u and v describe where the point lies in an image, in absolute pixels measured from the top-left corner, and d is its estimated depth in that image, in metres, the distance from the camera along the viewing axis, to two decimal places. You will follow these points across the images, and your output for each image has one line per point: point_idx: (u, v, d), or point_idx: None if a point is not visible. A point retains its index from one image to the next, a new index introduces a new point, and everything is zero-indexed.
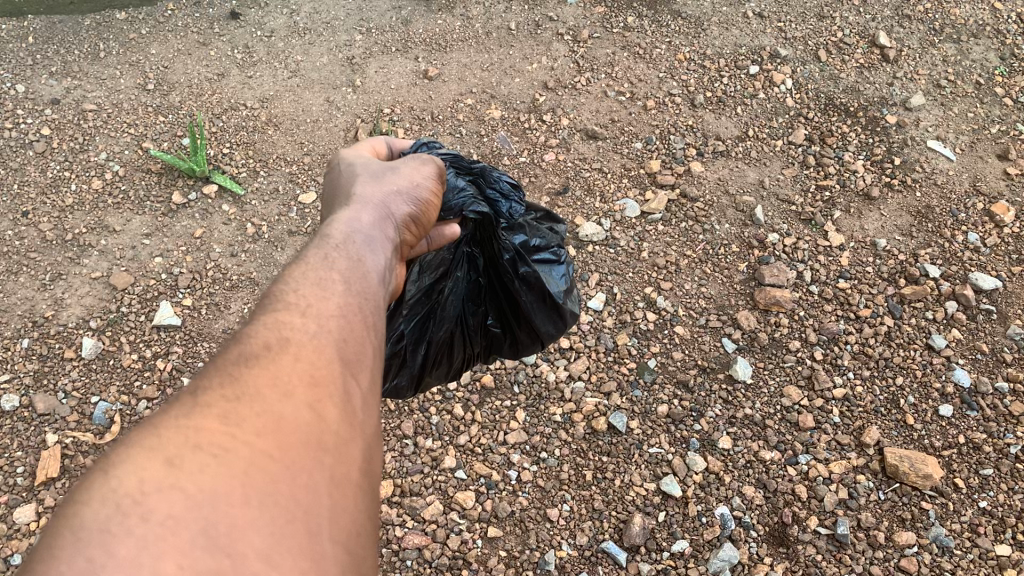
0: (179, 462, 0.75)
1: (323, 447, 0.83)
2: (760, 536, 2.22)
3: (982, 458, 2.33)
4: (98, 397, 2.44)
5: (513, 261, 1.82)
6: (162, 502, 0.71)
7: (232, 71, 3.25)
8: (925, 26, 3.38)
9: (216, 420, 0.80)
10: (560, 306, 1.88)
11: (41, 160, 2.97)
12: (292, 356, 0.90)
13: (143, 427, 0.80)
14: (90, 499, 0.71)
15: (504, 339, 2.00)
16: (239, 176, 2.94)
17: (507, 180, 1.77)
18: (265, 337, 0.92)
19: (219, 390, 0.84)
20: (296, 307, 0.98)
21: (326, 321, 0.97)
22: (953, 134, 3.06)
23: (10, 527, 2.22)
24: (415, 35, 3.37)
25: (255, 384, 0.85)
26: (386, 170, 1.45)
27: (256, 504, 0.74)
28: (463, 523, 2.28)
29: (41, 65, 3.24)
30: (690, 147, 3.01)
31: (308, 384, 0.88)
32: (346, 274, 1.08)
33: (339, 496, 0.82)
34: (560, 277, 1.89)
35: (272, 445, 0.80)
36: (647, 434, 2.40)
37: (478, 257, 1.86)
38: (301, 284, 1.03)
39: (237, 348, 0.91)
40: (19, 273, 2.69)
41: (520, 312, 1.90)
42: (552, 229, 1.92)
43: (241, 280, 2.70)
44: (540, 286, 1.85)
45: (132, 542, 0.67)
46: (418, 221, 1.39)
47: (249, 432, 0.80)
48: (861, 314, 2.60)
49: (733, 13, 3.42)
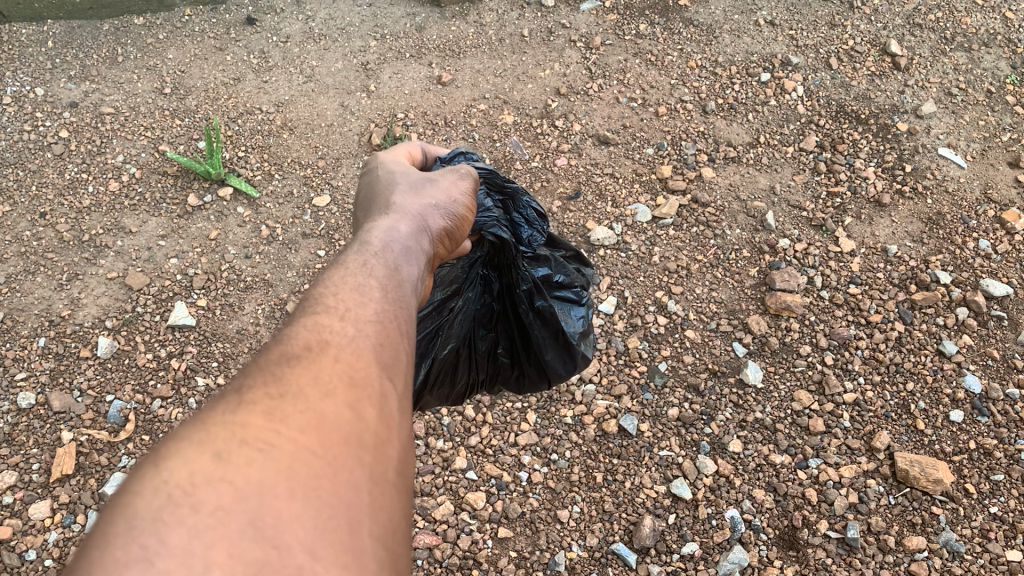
0: (226, 457, 0.75)
1: (364, 446, 0.84)
2: (771, 539, 2.22)
3: (994, 463, 2.33)
4: (113, 395, 2.46)
5: (529, 294, 1.82)
6: (211, 493, 0.71)
7: (248, 76, 3.28)
8: (937, 35, 3.39)
9: (261, 417, 0.80)
10: (574, 346, 1.88)
11: (59, 162, 3.00)
12: (332, 357, 0.91)
13: (191, 423, 0.80)
14: (140, 489, 0.71)
15: (511, 370, 2.00)
16: (254, 178, 2.97)
17: (535, 208, 1.79)
18: (307, 338, 0.93)
19: (263, 389, 0.84)
20: (335, 311, 1.00)
21: (364, 324, 0.99)
22: (964, 142, 3.07)
23: (26, 522, 2.23)
24: (429, 41, 3.41)
25: (298, 383, 0.85)
26: (423, 180, 1.50)
27: (301, 498, 0.74)
28: (474, 523, 2.29)
29: (60, 69, 3.28)
30: (701, 153, 3.03)
31: (349, 384, 0.88)
32: (382, 281, 1.10)
33: (380, 495, 0.82)
34: (578, 319, 1.89)
35: (317, 440, 0.80)
36: (658, 437, 2.41)
37: (493, 281, 1.86)
38: (339, 290, 1.05)
39: (278, 348, 0.92)
40: (37, 273, 2.72)
41: (532, 347, 1.90)
42: (580, 271, 1.96)
43: (256, 282, 2.72)
44: (554, 322, 1.84)
45: (184, 532, 0.67)
46: (452, 235, 1.45)
47: (293, 429, 0.80)
48: (872, 320, 2.61)
49: (745, 21, 3.44)
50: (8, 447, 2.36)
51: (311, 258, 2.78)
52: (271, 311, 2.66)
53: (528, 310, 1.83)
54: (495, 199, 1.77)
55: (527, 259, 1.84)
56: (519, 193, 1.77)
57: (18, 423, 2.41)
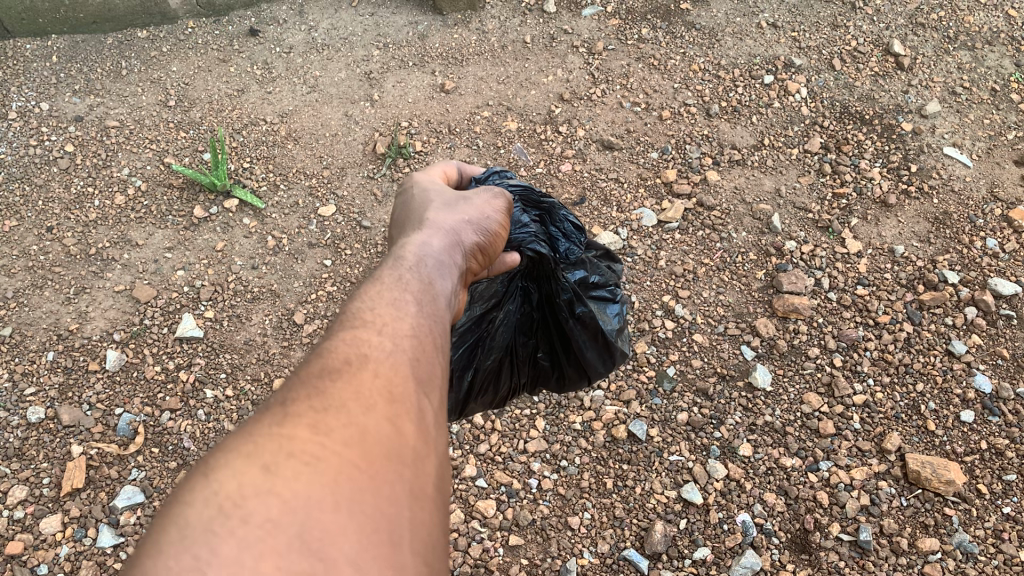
0: (275, 468, 0.75)
1: (403, 461, 0.83)
2: (782, 543, 2.21)
3: (1005, 463, 2.31)
4: (122, 408, 2.47)
5: (570, 302, 1.80)
6: (260, 505, 0.72)
7: (252, 87, 3.29)
8: (940, 35, 3.39)
9: (307, 429, 0.80)
10: (612, 345, 1.88)
11: (66, 176, 3.01)
12: (371, 371, 0.91)
13: (236, 436, 0.81)
14: (192, 499, 0.72)
15: (552, 373, 1.99)
16: (260, 189, 2.97)
17: (571, 221, 1.81)
18: (346, 352, 0.93)
19: (308, 401, 0.85)
20: (373, 325, 1.00)
21: (401, 339, 0.99)
22: (969, 140, 3.06)
23: (37, 537, 2.23)
24: (431, 49, 3.42)
25: (340, 397, 0.86)
26: (458, 199, 1.49)
27: (346, 512, 0.75)
28: (484, 531, 2.28)
29: (65, 84, 3.30)
30: (706, 156, 3.03)
31: (388, 399, 0.88)
32: (417, 297, 1.10)
33: (419, 511, 0.81)
34: (615, 316, 1.90)
35: (360, 455, 0.80)
36: (667, 442, 2.40)
37: (533, 292, 1.84)
38: (376, 303, 1.05)
39: (319, 361, 0.92)
40: (44, 287, 2.73)
41: (572, 350, 1.89)
42: (610, 268, 1.96)
43: (262, 292, 2.72)
44: (594, 326, 1.84)
45: (236, 543, 0.69)
46: (485, 251, 1.43)
47: (338, 442, 0.80)
48: (880, 320, 2.60)
49: (748, 24, 3.44)
50: (18, 462, 2.36)
51: (318, 268, 2.78)
52: (278, 321, 2.66)
53: (569, 318, 1.82)
54: (532, 213, 1.77)
55: (564, 266, 1.83)
56: (556, 207, 1.78)
57: (28, 437, 2.41)
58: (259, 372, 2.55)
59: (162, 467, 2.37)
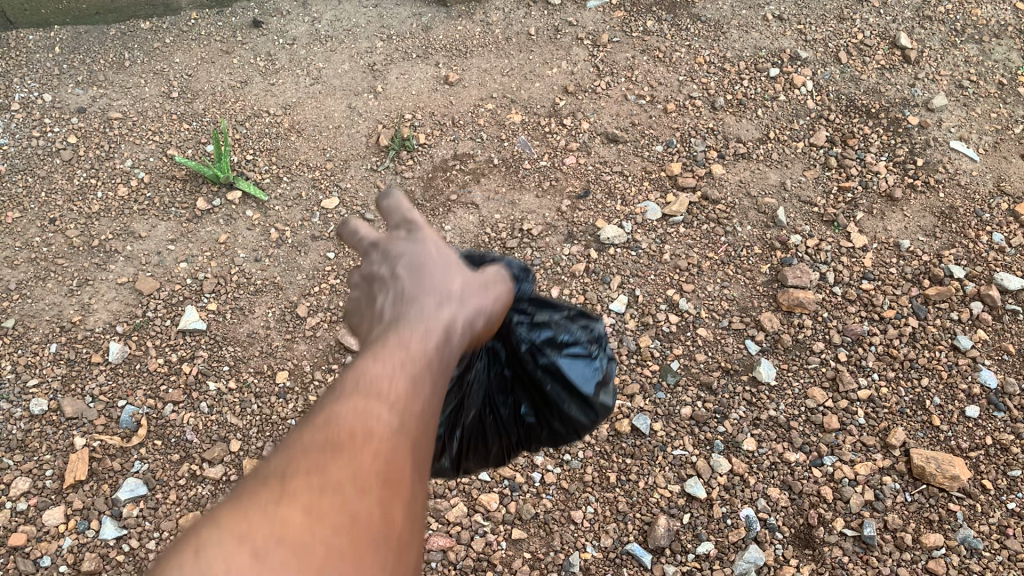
0: (262, 556, 0.77)
1: (390, 551, 0.84)
2: (786, 538, 2.21)
3: (1011, 459, 2.31)
4: (125, 400, 2.47)
5: (531, 353, 1.66)
6: None
7: (255, 79, 3.28)
8: (947, 27, 3.37)
9: (300, 515, 0.81)
10: (591, 399, 1.61)
11: (68, 168, 3.00)
12: (373, 444, 0.91)
13: (233, 510, 0.83)
14: None
15: (540, 432, 1.77)
16: (262, 181, 2.96)
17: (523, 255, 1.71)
18: (349, 421, 0.93)
19: (306, 479, 0.86)
20: (383, 381, 0.98)
21: (406, 404, 0.97)
22: (976, 134, 3.04)
23: (40, 528, 2.23)
24: (435, 40, 3.40)
25: (337, 477, 0.86)
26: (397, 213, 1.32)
27: None
28: (486, 525, 2.27)
29: (67, 75, 3.28)
30: (711, 150, 3.01)
31: (384, 481, 0.88)
32: (428, 340, 1.07)
33: None
34: (594, 371, 1.62)
35: (349, 543, 0.81)
36: (671, 436, 2.39)
37: (500, 349, 1.74)
38: (387, 353, 1.03)
39: (319, 432, 0.92)
40: (47, 279, 2.72)
41: (549, 405, 1.67)
42: (586, 325, 1.67)
43: (265, 285, 2.72)
44: (561, 377, 1.62)
45: None
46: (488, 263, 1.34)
47: (328, 528, 0.81)
48: (885, 315, 2.59)
49: (753, 16, 3.42)
50: (22, 453, 2.36)
51: (321, 261, 2.77)
52: (281, 314, 2.66)
53: (533, 369, 1.65)
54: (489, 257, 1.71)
55: (528, 317, 1.68)
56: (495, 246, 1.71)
57: (31, 429, 2.41)
58: (262, 365, 2.55)
59: (165, 459, 2.36)
